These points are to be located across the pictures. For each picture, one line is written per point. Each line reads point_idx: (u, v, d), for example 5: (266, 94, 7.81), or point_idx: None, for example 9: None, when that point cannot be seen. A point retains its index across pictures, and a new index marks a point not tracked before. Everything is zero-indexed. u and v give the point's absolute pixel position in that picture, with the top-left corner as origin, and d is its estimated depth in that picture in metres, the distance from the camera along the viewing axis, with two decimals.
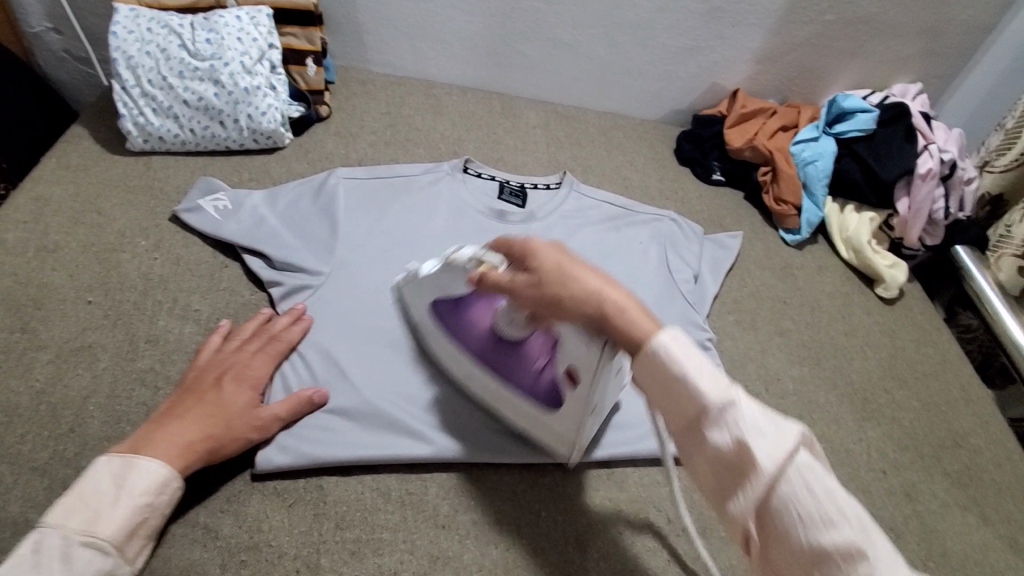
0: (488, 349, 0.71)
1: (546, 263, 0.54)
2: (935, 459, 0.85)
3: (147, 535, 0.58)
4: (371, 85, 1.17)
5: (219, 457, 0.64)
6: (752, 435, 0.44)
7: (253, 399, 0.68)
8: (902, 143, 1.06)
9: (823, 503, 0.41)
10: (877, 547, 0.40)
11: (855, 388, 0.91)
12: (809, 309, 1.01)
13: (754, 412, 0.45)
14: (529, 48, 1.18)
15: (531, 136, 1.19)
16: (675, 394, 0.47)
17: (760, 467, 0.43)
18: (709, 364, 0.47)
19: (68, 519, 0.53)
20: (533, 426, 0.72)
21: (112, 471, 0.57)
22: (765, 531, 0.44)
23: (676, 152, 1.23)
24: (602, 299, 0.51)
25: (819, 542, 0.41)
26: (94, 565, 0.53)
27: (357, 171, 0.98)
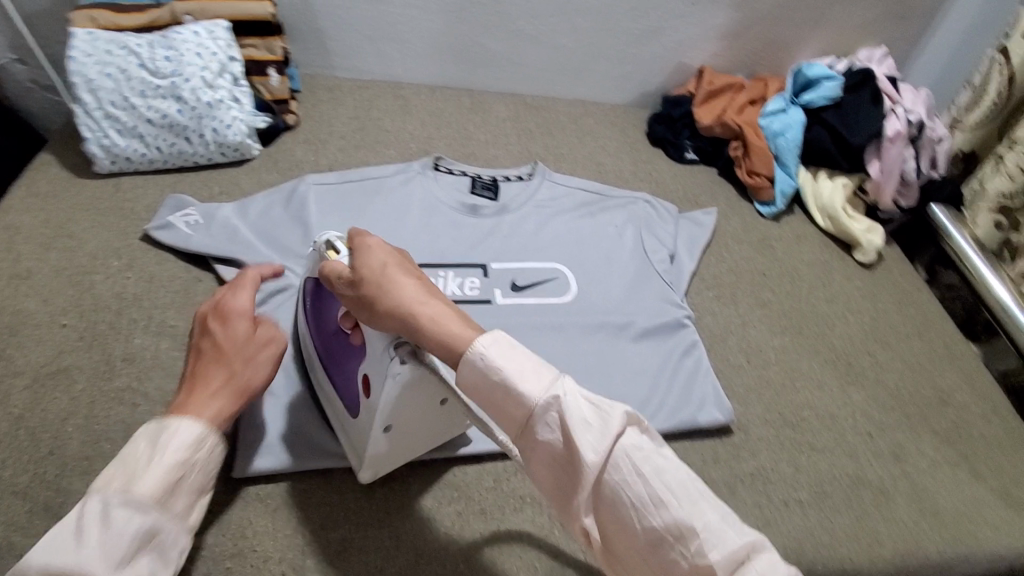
0: (330, 344, 0.71)
1: (377, 268, 0.58)
2: (922, 418, 0.85)
3: (194, 492, 0.52)
4: (338, 91, 1.17)
5: (253, 389, 0.61)
6: (579, 432, 0.47)
7: (252, 332, 0.63)
8: (870, 106, 1.06)
9: (653, 487, 0.46)
10: (700, 517, 0.45)
11: (838, 353, 0.91)
12: (788, 280, 1.01)
13: (578, 402, 0.48)
14: (493, 42, 1.18)
15: (501, 129, 1.19)
16: (501, 397, 0.49)
17: (585, 461, 0.47)
18: (535, 362, 0.50)
19: (114, 478, 0.49)
20: (342, 434, 0.70)
21: (146, 435, 0.52)
22: (604, 518, 0.49)
23: (648, 135, 1.23)
24: (417, 306, 0.55)
25: (653, 525, 0.46)
26: (135, 523, 0.47)
27: (327, 176, 0.98)
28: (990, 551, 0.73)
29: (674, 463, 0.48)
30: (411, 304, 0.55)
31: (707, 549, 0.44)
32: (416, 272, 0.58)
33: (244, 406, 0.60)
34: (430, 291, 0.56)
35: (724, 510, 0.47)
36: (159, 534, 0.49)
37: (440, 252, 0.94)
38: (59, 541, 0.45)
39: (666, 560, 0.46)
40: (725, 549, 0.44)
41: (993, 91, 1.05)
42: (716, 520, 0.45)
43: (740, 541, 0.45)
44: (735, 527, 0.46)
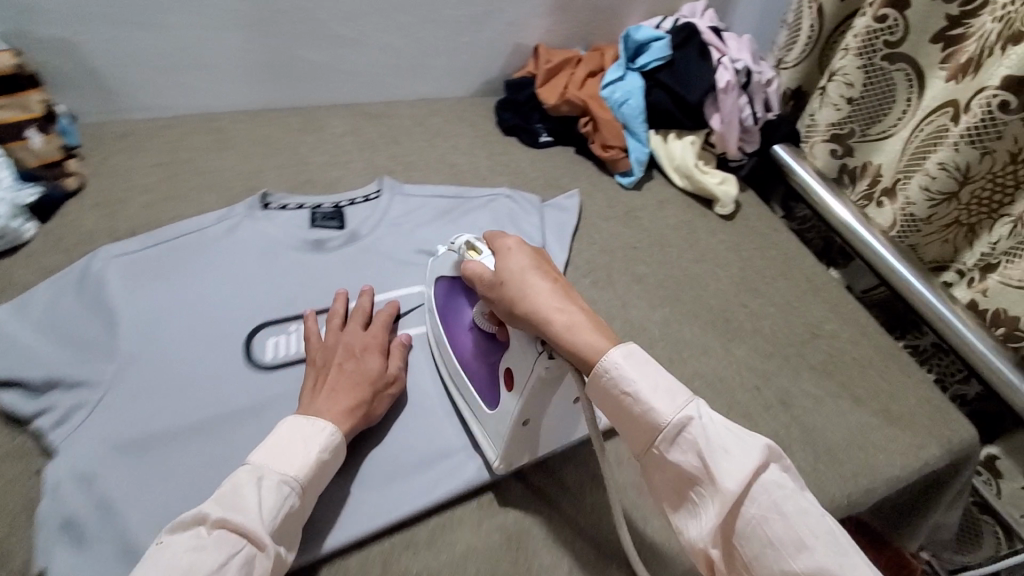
0: (467, 344, 0.78)
1: (512, 275, 0.65)
2: (802, 358, 0.87)
3: (317, 488, 0.65)
4: (133, 135, 0.99)
5: (374, 417, 0.73)
6: (717, 456, 0.54)
7: (380, 363, 0.76)
8: (698, 61, 1.06)
9: (788, 524, 0.51)
10: (845, 564, 0.49)
11: (718, 312, 0.91)
12: (659, 248, 1.00)
13: (715, 431, 0.55)
14: (308, 51, 1.04)
15: (340, 145, 1.06)
16: (635, 414, 0.57)
17: (722, 487, 0.53)
18: (676, 388, 0.57)
19: (271, 459, 0.61)
20: (478, 431, 0.75)
21: (299, 428, 0.65)
22: (732, 548, 0.54)
23: (499, 123, 1.17)
24: (555, 313, 0.62)
25: (789, 566, 0.50)
26: (286, 501, 0.60)
27: (130, 243, 0.83)
28: (883, 475, 0.76)
29: (818, 509, 0.53)
30: (552, 311, 0.62)
31: None
32: (551, 276, 0.65)
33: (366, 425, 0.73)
34: (571, 299, 0.64)
35: (862, 558, 0.50)
36: (294, 516, 0.61)
37: (286, 304, 0.83)
38: (233, 501, 0.57)
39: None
40: None
41: (806, 28, 1.09)
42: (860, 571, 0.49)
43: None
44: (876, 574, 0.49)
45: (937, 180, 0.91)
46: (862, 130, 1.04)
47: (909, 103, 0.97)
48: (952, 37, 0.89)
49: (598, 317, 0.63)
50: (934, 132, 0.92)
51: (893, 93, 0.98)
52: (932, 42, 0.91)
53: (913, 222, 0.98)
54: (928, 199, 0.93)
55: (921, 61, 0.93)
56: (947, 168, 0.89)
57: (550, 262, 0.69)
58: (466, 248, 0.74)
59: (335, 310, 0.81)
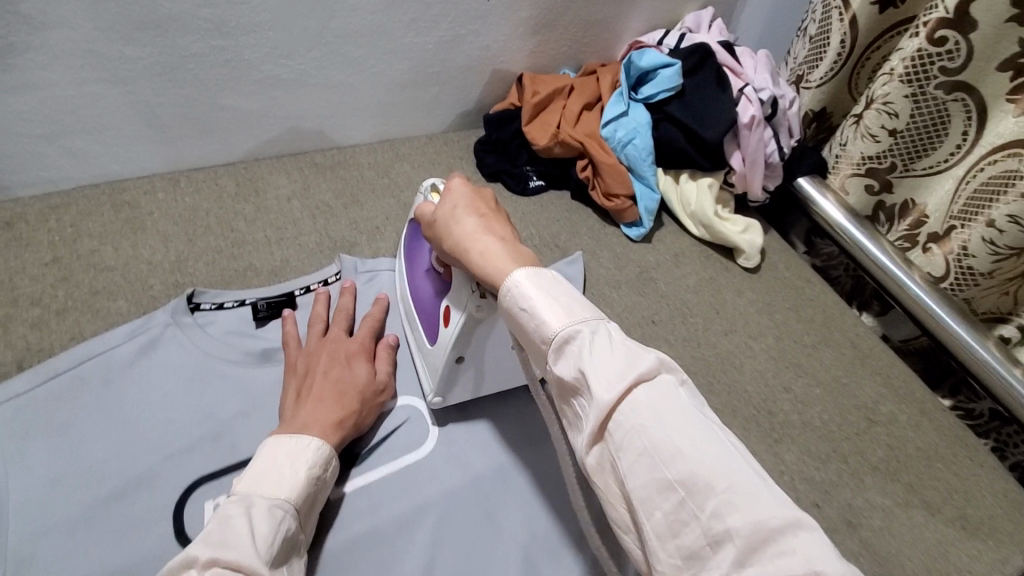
0: (420, 284, 0.74)
1: (439, 208, 0.60)
2: (860, 456, 0.74)
3: (311, 508, 0.57)
4: (17, 222, 0.78)
5: (364, 428, 0.66)
6: (595, 367, 0.43)
7: (369, 370, 0.69)
8: (716, 91, 0.89)
9: (668, 433, 0.40)
10: (725, 475, 0.38)
11: (755, 402, 0.77)
12: (681, 320, 0.85)
13: (603, 340, 0.45)
14: (238, 99, 0.84)
15: (289, 213, 0.87)
16: (528, 331, 0.48)
17: (595, 393, 0.43)
18: (576, 298, 0.48)
19: (258, 485, 0.53)
20: (422, 365, 0.73)
21: (282, 447, 0.56)
22: (611, 465, 0.43)
23: (479, 167, 0.99)
24: (474, 240, 0.55)
25: (664, 477, 0.39)
26: (283, 526, 0.52)
27: (12, 384, 0.64)
28: None
29: (709, 423, 0.42)
30: (470, 238, 0.56)
31: (725, 514, 0.37)
32: (479, 209, 0.58)
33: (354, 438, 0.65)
34: (501, 230, 0.56)
35: (767, 484, 0.39)
36: (291, 545, 0.53)
37: (229, 446, 0.65)
38: (222, 537, 0.48)
39: (674, 522, 0.39)
40: (753, 516, 0.37)
41: (835, 44, 0.93)
42: (748, 485, 0.38)
43: (776, 513, 0.36)
44: (776, 500, 0.37)
45: (1005, 235, 0.78)
46: (904, 164, 0.90)
47: (967, 136, 0.82)
48: None
49: (521, 244, 0.54)
50: (999, 176, 0.78)
51: (947, 125, 0.83)
52: (999, 69, 0.76)
53: (970, 275, 0.85)
54: (992, 253, 0.81)
55: (984, 90, 0.78)
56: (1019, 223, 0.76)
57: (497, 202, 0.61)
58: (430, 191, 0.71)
59: (314, 308, 0.74)
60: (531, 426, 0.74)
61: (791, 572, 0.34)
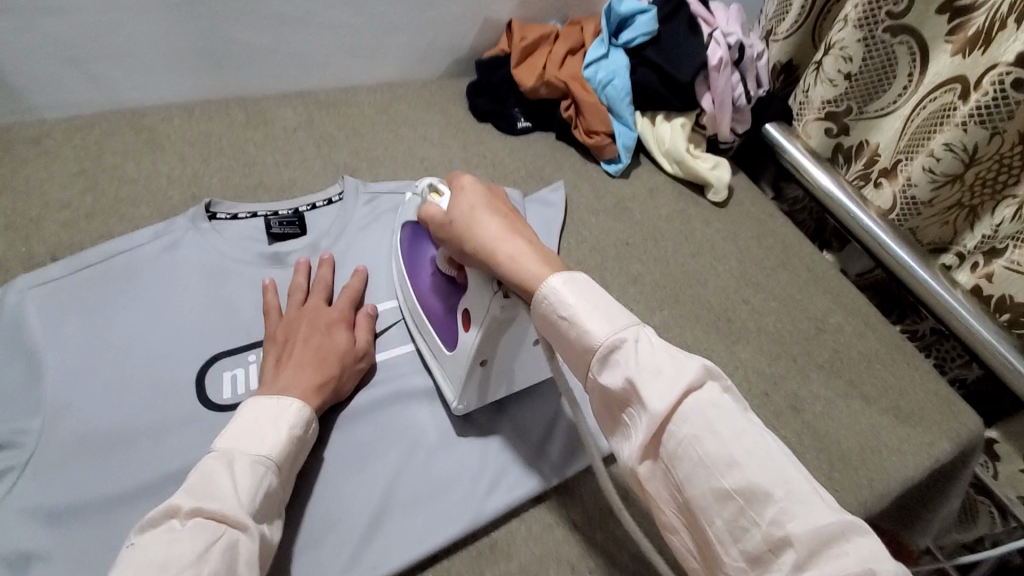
0: (428, 289, 0.76)
1: (460, 212, 0.64)
2: (807, 356, 0.82)
3: (292, 469, 0.60)
4: (47, 139, 0.85)
5: (343, 392, 0.69)
6: (642, 378, 0.48)
7: (348, 337, 0.72)
8: (688, 36, 0.98)
9: (723, 444, 0.45)
10: (784, 486, 0.43)
11: (716, 311, 0.86)
12: (652, 243, 0.93)
13: (646, 350, 0.50)
14: (248, 34, 0.91)
15: (294, 142, 0.95)
16: (570, 338, 0.53)
17: (648, 405, 0.47)
18: (614, 308, 0.53)
19: (238, 443, 0.56)
20: (439, 371, 0.74)
21: (266, 408, 0.60)
22: (664, 473, 0.49)
23: (471, 109, 1.07)
24: (501, 243, 0.60)
25: (723, 487, 0.44)
26: (264, 481, 0.55)
27: (49, 270, 0.71)
28: (896, 476, 0.72)
29: (767, 437, 0.46)
30: (495, 241, 0.61)
31: (785, 522, 0.41)
32: (501, 215, 0.63)
33: (333, 402, 0.69)
34: (523, 232, 0.62)
35: (818, 490, 0.44)
36: (272, 500, 0.56)
37: (244, 330, 0.73)
38: (205, 490, 0.51)
39: (736, 529, 0.44)
40: (810, 524, 0.41)
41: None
42: (803, 493, 0.43)
43: (831, 520, 0.41)
44: (829, 506, 0.42)
45: (940, 162, 0.86)
46: (859, 107, 0.99)
47: (912, 77, 0.91)
48: (961, 8, 0.83)
49: (544, 246, 0.60)
50: (938, 109, 0.87)
51: (894, 68, 0.92)
52: (937, 13, 0.86)
53: (913, 205, 0.93)
54: (931, 181, 0.89)
55: (925, 33, 0.88)
56: (952, 150, 0.85)
57: (507, 202, 0.67)
58: (428, 191, 0.73)
59: (295, 279, 0.77)
60: None
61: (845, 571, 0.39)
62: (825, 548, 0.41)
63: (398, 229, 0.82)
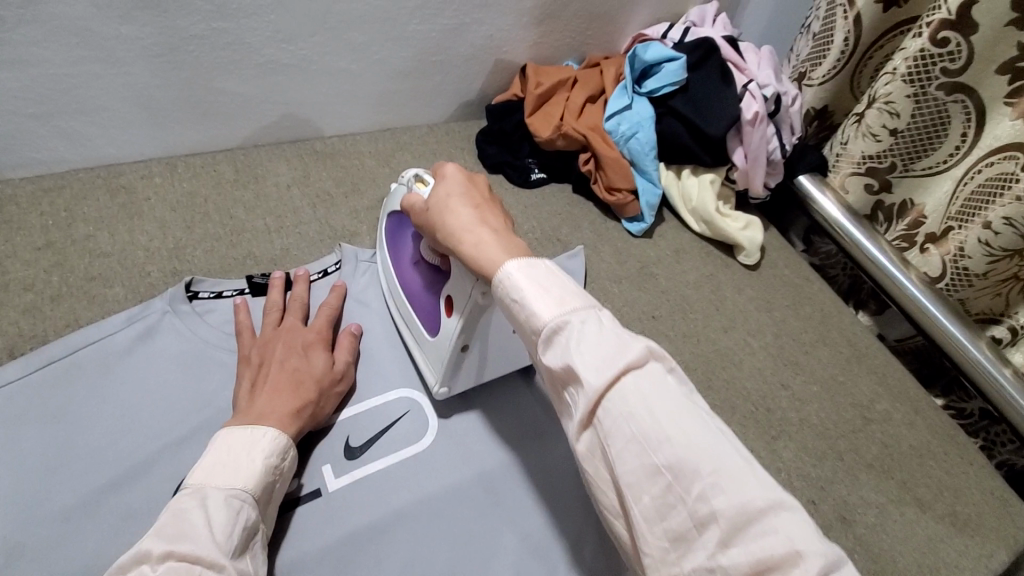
0: (411, 276, 0.75)
1: (433, 199, 0.60)
2: (856, 453, 0.75)
3: (272, 500, 0.56)
4: (9, 205, 0.75)
5: (324, 418, 0.65)
6: (582, 357, 0.43)
7: (327, 359, 0.68)
8: (721, 86, 0.89)
9: (656, 420, 0.41)
10: (713, 462, 0.39)
11: (754, 398, 0.78)
12: (681, 316, 0.85)
13: (597, 330, 0.45)
14: (237, 83, 0.82)
15: (288, 201, 0.86)
16: (517, 318, 0.48)
17: (585, 381, 0.43)
18: (569, 288, 0.48)
19: (211, 475, 0.52)
20: (422, 360, 0.73)
21: (237, 437, 0.56)
22: (601, 451, 0.43)
23: (481, 159, 0.99)
24: (466, 233, 0.55)
25: (652, 462, 0.40)
26: (242, 516, 0.51)
27: (4, 371, 0.62)
28: None
29: (703, 411, 0.43)
30: (465, 229, 0.56)
31: (711, 497, 0.38)
32: (478, 202, 0.59)
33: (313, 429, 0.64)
34: (494, 221, 0.57)
35: (754, 466, 0.40)
36: (253, 535, 0.52)
37: None
38: (178, 530, 0.47)
39: (661, 507, 0.39)
40: (737, 501, 0.37)
41: (839, 41, 0.94)
42: (735, 470, 0.39)
43: (761, 495, 0.37)
44: (762, 482, 0.38)
45: (999, 236, 0.79)
46: (904, 164, 0.91)
47: (965, 138, 0.83)
48: (1022, 70, 0.75)
49: (516, 236, 0.55)
50: (994, 177, 0.80)
51: (945, 126, 0.84)
52: (998, 72, 0.77)
53: (964, 275, 0.86)
54: (987, 254, 0.82)
55: (983, 92, 0.79)
56: (1013, 225, 0.78)
57: (492, 191, 0.61)
58: (414, 180, 0.69)
59: (269, 296, 0.73)
60: (533, 420, 0.73)
61: (771, 552, 0.35)
62: (752, 527, 0.37)
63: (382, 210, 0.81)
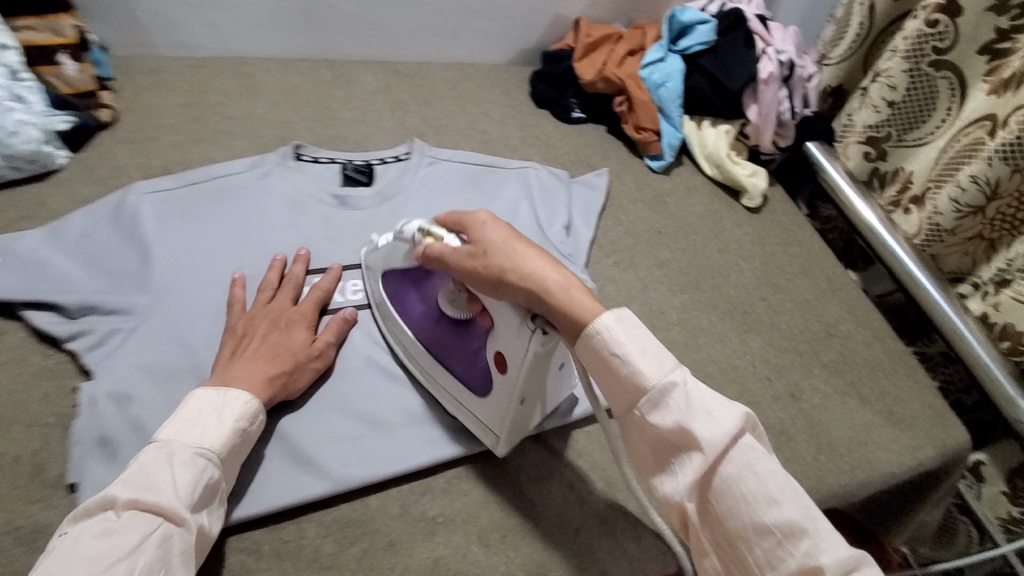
0: (432, 329, 0.72)
1: (496, 244, 0.60)
2: (813, 355, 0.89)
3: (238, 459, 0.60)
4: (164, 73, 0.97)
5: (296, 390, 0.67)
6: (690, 418, 0.51)
7: (308, 335, 0.70)
8: (744, 50, 1.05)
9: (763, 483, 0.49)
10: (812, 521, 0.48)
11: (736, 303, 0.92)
12: (684, 235, 1.00)
13: (703, 399, 0.52)
14: (346, 3, 1.03)
15: (372, 103, 1.06)
16: (624, 376, 0.54)
17: (704, 444, 0.50)
18: (661, 354, 0.54)
19: (180, 433, 0.56)
20: (462, 413, 0.70)
21: (208, 401, 0.59)
22: (705, 506, 0.52)
23: (532, 95, 1.16)
24: (546, 275, 0.58)
25: (762, 520, 0.48)
26: (205, 473, 0.54)
27: (162, 181, 0.83)
28: (881, 470, 0.78)
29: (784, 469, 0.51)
30: (545, 272, 0.58)
31: (817, 552, 0.46)
32: (533, 244, 0.61)
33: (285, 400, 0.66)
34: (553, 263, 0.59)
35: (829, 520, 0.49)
36: (216, 490, 0.56)
37: (313, 255, 0.83)
38: (145, 481, 0.51)
39: (771, 556, 0.48)
40: (834, 553, 0.46)
41: (855, 25, 1.08)
42: (824, 526, 0.48)
43: (846, 547, 0.47)
44: (842, 534, 0.48)
45: (966, 192, 0.92)
46: (898, 135, 1.04)
47: (949, 112, 0.97)
48: (999, 50, 0.89)
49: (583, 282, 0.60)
50: (970, 144, 0.92)
51: (935, 100, 0.97)
52: (977, 53, 0.91)
53: (937, 232, 0.99)
54: (955, 211, 0.94)
55: (967, 71, 0.93)
56: (978, 183, 0.90)
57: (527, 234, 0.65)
58: (423, 234, 0.65)
59: (267, 276, 0.76)
60: None
61: None
62: (844, 573, 0.46)
63: (381, 276, 0.77)
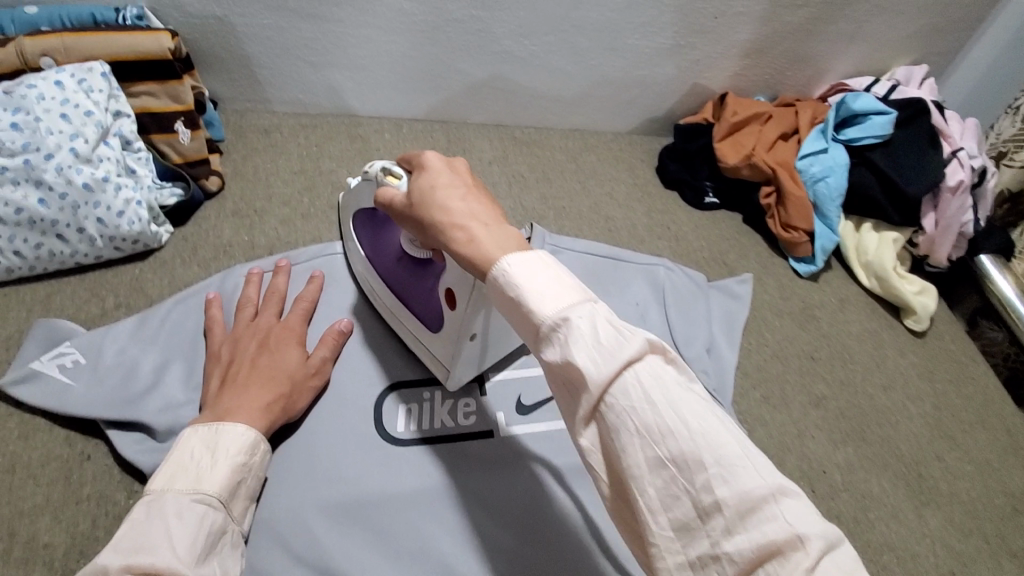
0: (395, 270, 0.69)
1: (422, 187, 0.49)
2: (1003, 542, 0.73)
3: (247, 495, 0.54)
4: (275, 133, 0.90)
5: (297, 412, 0.62)
6: (576, 348, 0.36)
7: (302, 355, 0.64)
8: (927, 151, 0.90)
9: (660, 412, 0.34)
10: (716, 450, 0.33)
11: (907, 461, 0.78)
12: (839, 365, 0.86)
13: (598, 325, 0.37)
14: (473, 67, 0.93)
15: (487, 175, 0.96)
16: (517, 318, 0.40)
17: (587, 377, 0.35)
18: (563, 279, 0.39)
19: (174, 479, 0.50)
20: (426, 354, 0.69)
21: (200, 439, 0.53)
22: (603, 448, 0.37)
23: (660, 172, 1.03)
24: (461, 221, 0.45)
25: (656, 457, 0.34)
26: (207, 521, 0.48)
27: (261, 262, 0.74)
28: None
29: (698, 394, 0.36)
30: (459, 220, 0.45)
31: (715, 486, 0.32)
32: (469, 182, 0.49)
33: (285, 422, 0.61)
34: (487, 209, 0.47)
35: (753, 450, 0.34)
36: (222, 536, 0.50)
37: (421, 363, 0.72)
38: (136, 543, 0.44)
39: (666, 497, 0.34)
40: (739, 487, 0.32)
41: None
42: (735, 453, 0.33)
43: (763, 480, 0.32)
44: (761, 465, 0.33)
45: None
46: None
47: None
48: None
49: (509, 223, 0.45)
50: None
51: None
52: None
53: None
54: None
55: None
56: None
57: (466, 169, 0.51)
58: (383, 173, 0.57)
59: (246, 292, 0.68)
60: None
61: (774, 538, 0.31)
62: (754, 514, 0.32)
63: (349, 217, 0.74)
